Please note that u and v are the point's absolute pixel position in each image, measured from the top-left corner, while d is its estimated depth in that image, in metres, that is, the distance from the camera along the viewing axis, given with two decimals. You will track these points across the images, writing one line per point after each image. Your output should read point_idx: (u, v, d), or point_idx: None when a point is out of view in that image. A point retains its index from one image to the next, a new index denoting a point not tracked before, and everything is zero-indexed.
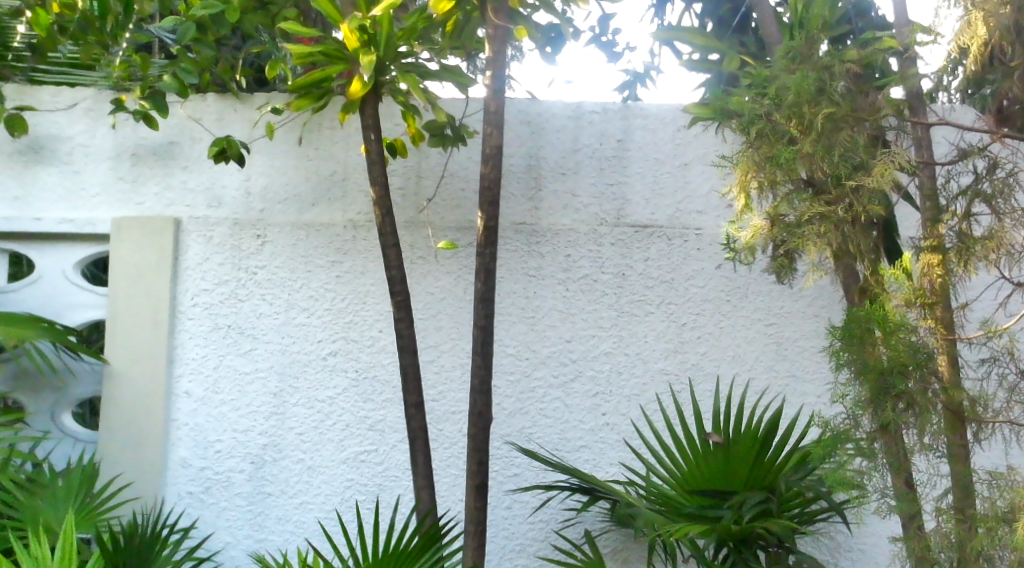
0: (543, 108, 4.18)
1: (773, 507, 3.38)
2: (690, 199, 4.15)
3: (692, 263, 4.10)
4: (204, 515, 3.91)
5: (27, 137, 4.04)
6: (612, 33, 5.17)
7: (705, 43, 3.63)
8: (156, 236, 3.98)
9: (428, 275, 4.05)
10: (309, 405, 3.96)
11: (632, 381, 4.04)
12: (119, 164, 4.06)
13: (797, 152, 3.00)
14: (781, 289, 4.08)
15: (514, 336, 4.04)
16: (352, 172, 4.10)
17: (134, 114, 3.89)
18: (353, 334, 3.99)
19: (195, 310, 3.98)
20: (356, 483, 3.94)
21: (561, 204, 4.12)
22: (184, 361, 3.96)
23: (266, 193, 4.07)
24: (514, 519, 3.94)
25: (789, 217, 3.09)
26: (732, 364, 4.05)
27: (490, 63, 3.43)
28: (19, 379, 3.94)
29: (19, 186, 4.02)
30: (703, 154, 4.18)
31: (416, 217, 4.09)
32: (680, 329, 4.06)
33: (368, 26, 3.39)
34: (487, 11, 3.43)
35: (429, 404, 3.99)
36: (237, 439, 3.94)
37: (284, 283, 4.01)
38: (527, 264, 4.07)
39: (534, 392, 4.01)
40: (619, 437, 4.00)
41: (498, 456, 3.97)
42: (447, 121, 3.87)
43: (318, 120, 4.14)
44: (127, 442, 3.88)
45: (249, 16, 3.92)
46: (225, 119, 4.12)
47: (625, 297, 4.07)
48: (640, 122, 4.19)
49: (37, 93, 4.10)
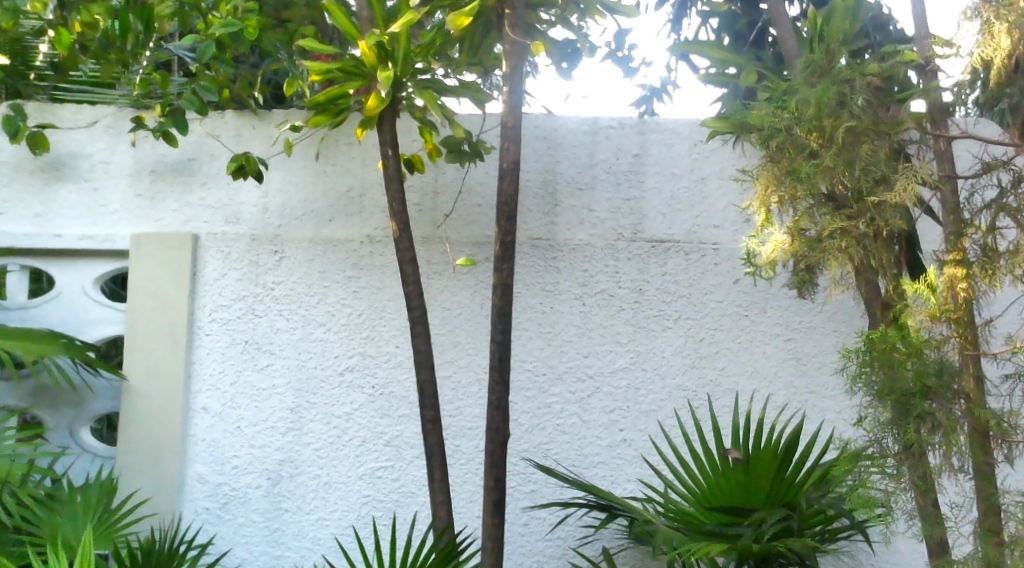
0: (558, 123, 4.18)
1: (793, 525, 3.32)
2: (706, 214, 4.14)
3: (709, 278, 4.08)
4: (222, 531, 3.91)
5: (47, 154, 4.07)
6: (629, 48, 5.17)
7: (723, 56, 3.72)
8: (174, 252, 3.99)
9: (445, 289, 4.05)
10: (325, 421, 3.96)
11: (650, 397, 4.02)
12: (138, 181, 4.08)
13: (818, 166, 2.98)
14: (802, 304, 4.05)
15: (531, 352, 4.03)
16: (369, 188, 4.11)
17: (154, 130, 3.92)
18: (370, 349, 3.99)
19: (212, 326, 3.99)
20: (372, 499, 3.93)
21: (578, 219, 4.11)
22: (202, 377, 3.97)
23: (284, 209, 4.08)
24: (531, 536, 3.93)
25: (811, 232, 3.09)
26: (751, 380, 4.03)
27: (507, 79, 3.43)
28: (39, 395, 3.97)
29: (41, 203, 4.05)
30: (721, 168, 4.17)
31: (433, 232, 4.09)
32: (698, 344, 4.04)
33: (386, 43, 3.42)
34: (505, 27, 3.46)
35: (446, 419, 3.99)
36: (254, 456, 3.94)
37: (301, 298, 4.01)
38: (544, 279, 4.07)
39: (551, 408, 4.00)
40: (637, 453, 3.98)
41: (515, 473, 3.96)
42: (465, 136, 3.89)
43: (335, 136, 4.15)
44: (144, 458, 3.88)
45: (268, 34, 4.02)
46: (243, 136, 4.14)
47: (642, 312, 4.06)
48: (656, 137, 4.18)
49: (59, 111, 4.12)
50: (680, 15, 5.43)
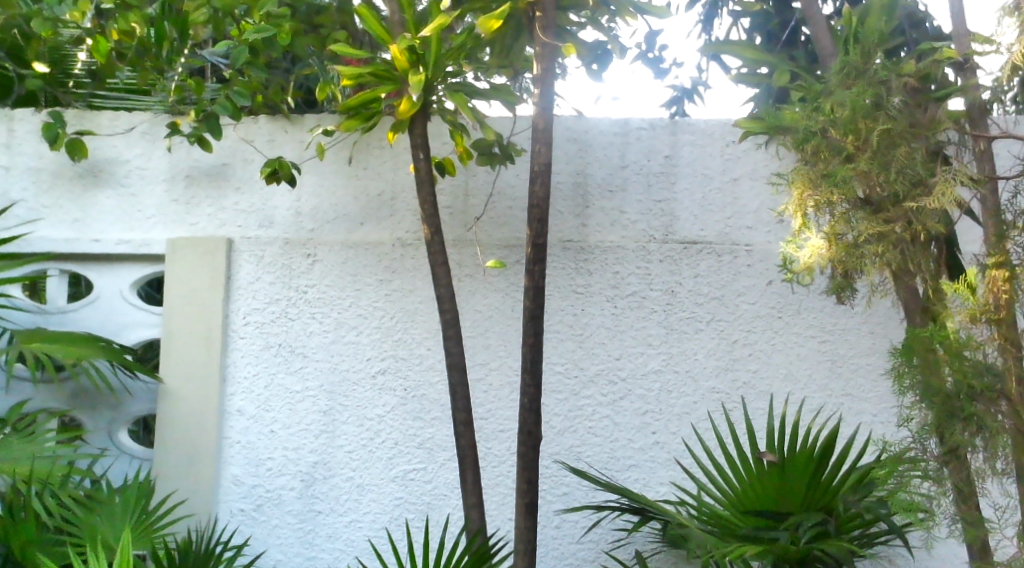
0: (589, 125, 4.18)
1: (829, 529, 3.31)
2: (739, 215, 4.12)
3: (742, 279, 4.06)
4: (257, 532, 3.95)
5: (86, 161, 4.13)
6: (659, 49, 5.16)
7: (755, 56, 3.72)
8: (209, 256, 4.03)
9: (477, 292, 4.06)
10: (358, 423, 3.98)
11: (683, 399, 4.00)
12: (174, 187, 4.12)
13: (854, 169, 2.96)
14: (837, 306, 4.02)
15: (563, 355, 4.03)
16: (401, 191, 4.13)
17: (189, 136, 3.97)
18: (402, 352, 4.01)
19: (247, 329, 4.03)
20: (405, 501, 3.94)
21: (609, 221, 4.11)
22: (236, 380, 4.01)
23: (316, 213, 4.11)
24: (564, 539, 3.93)
25: (848, 236, 3.05)
26: (785, 382, 4.01)
27: (538, 81, 3.43)
28: (78, 397, 4.03)
29: (80, 208, 4.10)
30: (754, 168, 4.14)
31: (465, 235, 4.11)
32: (731, 346, 4.02)
33: (417, 46, 3.45)
34: (536, 29, 3.47)
35: (478, 422, 4.00)
36: (288, 458, 3.97)
37: (334, 301, 4.03)
38: (575, 281, 4.06)
39: (583, 411, 4.00)
40: (670, 456, 3.97)
41: (547, 475, 3.96)
42: (496, 139, 3.90)
43: (367, 140, 4.17)
44: (180, 460, 3.93)
45: (300, 39, 4.08)
46: (276, 140, 4.17)
47: (674, 315, 4.04)
48: (688, 138, 4.17)
49: (97, 117, 4.18)
50: (711, 15, 5.40)
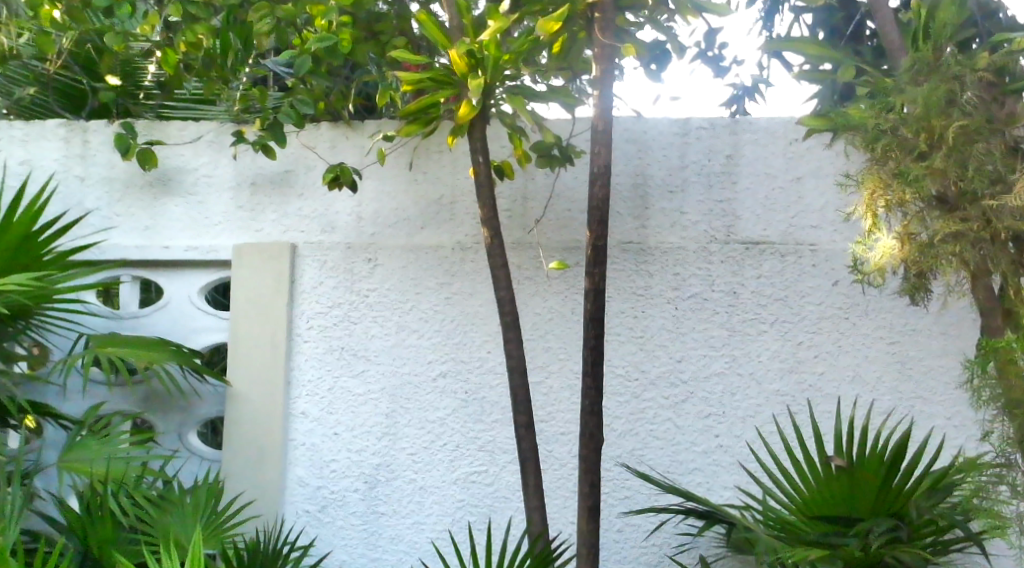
0: (649, 126, 4.16)
1: (902, 536, 3.24)
2: (803, 214, 4.06)
3: (807, 280, 4.00)
4: (322, 533, 4.00)
5: (155, 170, 4.22)
6: (719, 48, 5.11)
7: (818, 52, 3.63)
8: (273, 261, 4.10)
9: (537, 294, 4.07)
10: (420, 426, 4.01)
11: (747, 402, 3.96)
12: (239, 194, 4.20)
13: (928, 167, 2.92)
14: (907, 306, 3.95)
15: (624, 357, 4.02)
16: (460, 195, 4.15)
17: (254, 143, 4.04)
18: (462, 355, 4.02)
19: (310, 332, 4.08)
20: (467, 503, 3.96)
21: (669, 222, 4.09)
22: (300, 383, 4.06)
23: (377, 217, 4.15)
24: (627, 542, 3.93)
25: (922, 236, 2.99)
26: (853, 385, 3.94)
27: (597, 82, 3.43)
28: (150, 400, 4.13)
29: (150, 216, 4.20)
30: (818, 167, 4.08)
31: (524, 238, 4.12)
32: (796, 348, 3.97)
33: (476, 51, 3.45)
34: (595, 31, 3.47)
35: (539, 425, 4.00)
36: (351, 460, 4.02)
37: (395, 305, 4.07)
38: (636, 283, 4.05)
39: (645, 413, 3.98)
40: (733, 459, 3.94)
41: (609, 479, 3.96)
42: (556, 142, 3.88)
43: (427, 144, 4.20)
44: (248, 461, 4.00)
45: (361, 45, 4.10)
46: (337, 146, 4.22)
47: (738, 316, 4.00)
48: (750, 137, 4.12)
49: (166, 127, 4.27)
50: (772, 11, 5.33)
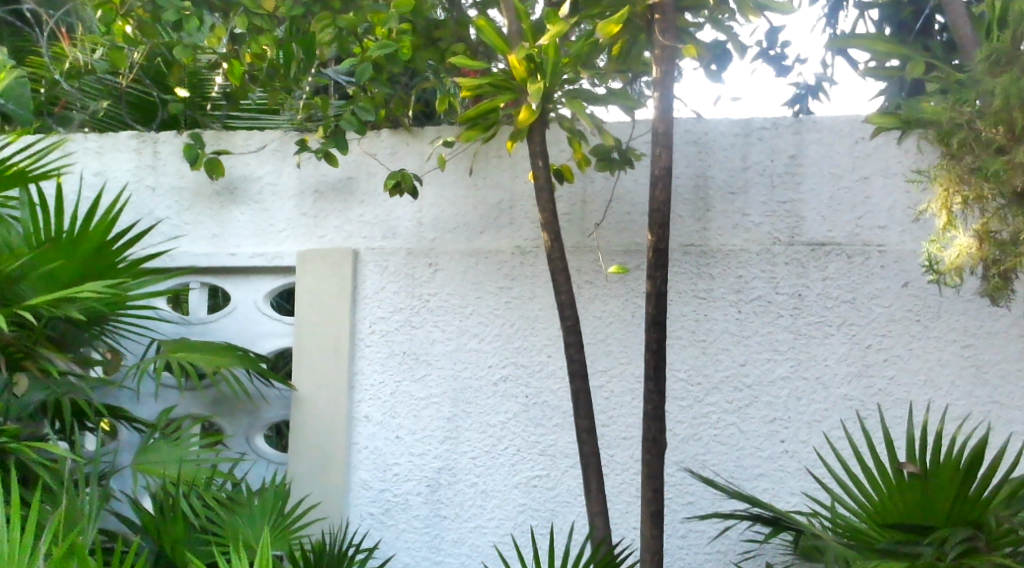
0: (709, 127, 4.12)
1: (980, 546, 3.13)
2: (871, 214, 3.98)
3: (875, 281, 3.93)
4: (386, 536, 4.04)
5: (222, 179, 4.32)
6: (781, 47, 5.04)
7: (886, 49, 3.55)
8: (336, 267, 4.16)
9: (597, 298, 4.06)
10: (481, 429, 4.03)
11: (814, 406, 3.90)
12: (303, 201, 4.27)
13: (1008, 163, 2.93)
14: (982, 308, 3.85)
15: (686, 361, 3.99)
16: (520, 199, 4.16)
17: (317, 151, 4.11)
18: (523, 359, 4.03)
19: (372, 337, 4.13)
20: (529, 508, 3.97)
21: (731, 224, 4.04)
22: (363, 387, 4.12)
23: (437, 223, 4.18)
24: (690, 548, 3.90)
25: (1002, 233, 3.06)
26: (925, 389, 3.85)
27: (657, 84, 3.41)
28: (218, 404, 4.22)
29: (217, 224, 4.29)
30: (886, 166, 4.00)
31: (584, 242, 4.11)
32: (865, 352, 3.90)
33: (535, 55, 3.47)
34: (655, 32, 3.45)
35: (601, 429, 3.99)
36: (414, 463, 4.05)
37: (456, 309, 4.10)
38: (698, 286, 4.02)
39: (708, 418, 3.95)
40: (800, 465, 3.88)
41: (672, 484, 3.94)
42: (616, 145, 3.89)
43: (486, 150, 4.22)
44: (313, 464, 4.06)
45: (420, 53, 4.16)
46: (398, 153, 4.26)
47: (803, 319, 3.94)
48: (813, 136, 4.06)
49: (232, 137, 4.36)
50: (837, 7, 5.24)
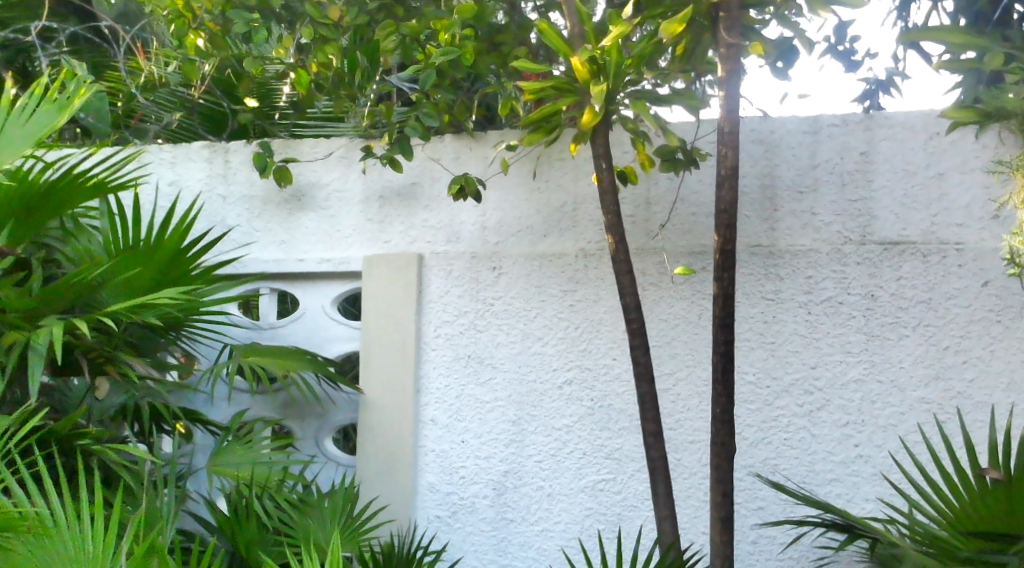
0: (776, 125, 4.05)
1: None
2: (947, 212, 3.87)
3: (952, 281, 3.81)
4: (453, 539, 4.07)
5: (290, 186, 4.40)
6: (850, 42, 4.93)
7: (963, 40, 3.45)
8: (401, 272, 4.20)
9: (662, 300, 4.03)
10: (546, 433, 4.02)
11: (888, 410, 3.81)
12: (369, 207, 4.32)
13: None
14: None
15: (754, 364, 3.93)
16: (583, 202, 4.15)
17: (382, 157, 4.16)
18: (587, 362, 4.02)
19: (438, 341, 4.16)
20: (595, 512, 3.95)
21: (800, 224, 3.97)
22: (429, 390, 4.15)
23: (502, 226, 4.20)
24: (761, 554, 3.84)
25: None
26: (1008, 392, 3.73)
27: (722, 83, 3.37)
28: (289, 407, 4.30)
29: (286, 231, 4.38)
30: (963, 161, 3.88)
31: (649, 243, 4.08)
32: (941, 353, 3.79)
33: (597, 56, 3.46)
34: (720, 30, 3.40)
35: (668, 433, 3.95)
36: (479, 466, 4.07)
37: (520, 313, 4.10)
38: (765, 287, 3.96)
39: (778, 422, 3.88)
40: (876, 470, 3.79)
41: (742, 488, 3.88)
42: (680, 145, 3.86)
43: (549, 153, 4.22)
44: (380, 467, 4.11)
45: (482, 58, 4.18)
46: (461, 157, 4.29)
47: (876, 320, 3.85)
48: (885, 132, 3.95)
49: (300, 145, 4.45)
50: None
